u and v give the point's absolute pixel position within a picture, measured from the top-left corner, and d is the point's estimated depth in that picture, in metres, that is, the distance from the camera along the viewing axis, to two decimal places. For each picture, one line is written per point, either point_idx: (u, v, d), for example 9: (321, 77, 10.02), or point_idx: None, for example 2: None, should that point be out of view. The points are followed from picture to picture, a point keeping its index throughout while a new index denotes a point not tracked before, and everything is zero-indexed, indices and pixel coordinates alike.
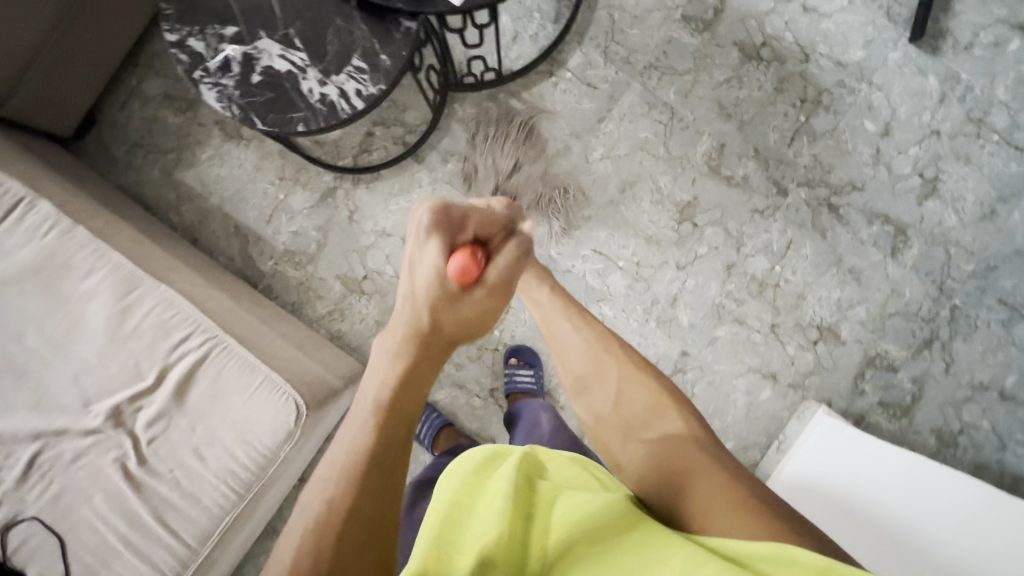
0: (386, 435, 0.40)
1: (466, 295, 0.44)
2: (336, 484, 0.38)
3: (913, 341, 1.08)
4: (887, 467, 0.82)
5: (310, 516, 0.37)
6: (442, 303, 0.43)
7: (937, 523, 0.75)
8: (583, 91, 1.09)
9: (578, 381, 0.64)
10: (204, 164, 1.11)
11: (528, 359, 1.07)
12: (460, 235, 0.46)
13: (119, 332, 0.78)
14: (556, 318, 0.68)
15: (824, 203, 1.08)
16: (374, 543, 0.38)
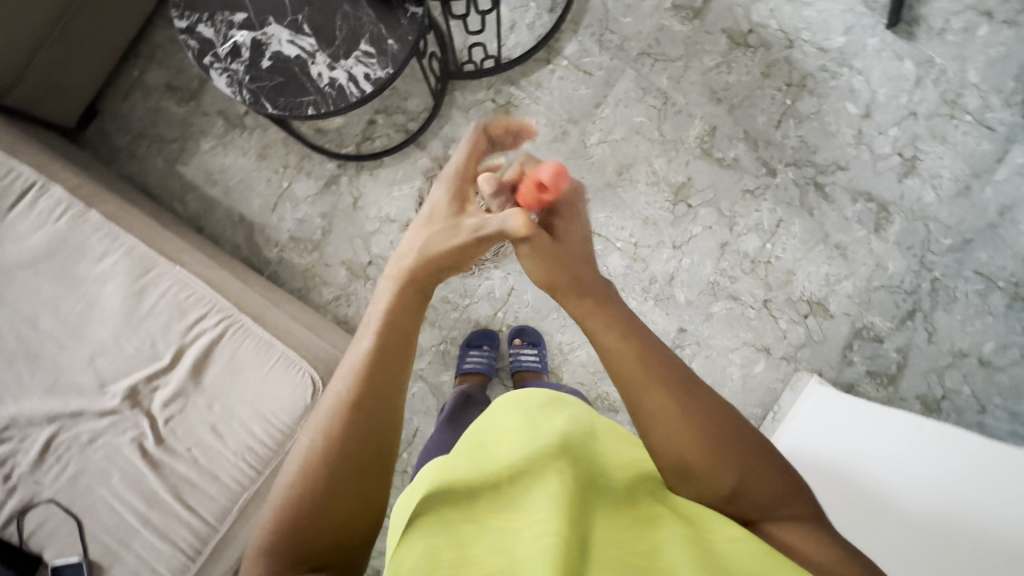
0: (390, 334, 0.44)
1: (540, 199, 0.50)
2: (345, 378, 0.43)
3: (897, 312, 1.13)
4: (887, 430, 0.88)
5: (329, 406, 0.42)
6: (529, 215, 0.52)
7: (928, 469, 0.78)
8: (579, 78, 1.12)
9: (683, 475, 0.45)
10: (207, 154, 1.13)
11: (531, 339, 1.10)
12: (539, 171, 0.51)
13: (135, 313, 0.80)
14: (647, 387, 0.45)
15: (811, 182, 1.13)
16: (379, 422, 0.42)
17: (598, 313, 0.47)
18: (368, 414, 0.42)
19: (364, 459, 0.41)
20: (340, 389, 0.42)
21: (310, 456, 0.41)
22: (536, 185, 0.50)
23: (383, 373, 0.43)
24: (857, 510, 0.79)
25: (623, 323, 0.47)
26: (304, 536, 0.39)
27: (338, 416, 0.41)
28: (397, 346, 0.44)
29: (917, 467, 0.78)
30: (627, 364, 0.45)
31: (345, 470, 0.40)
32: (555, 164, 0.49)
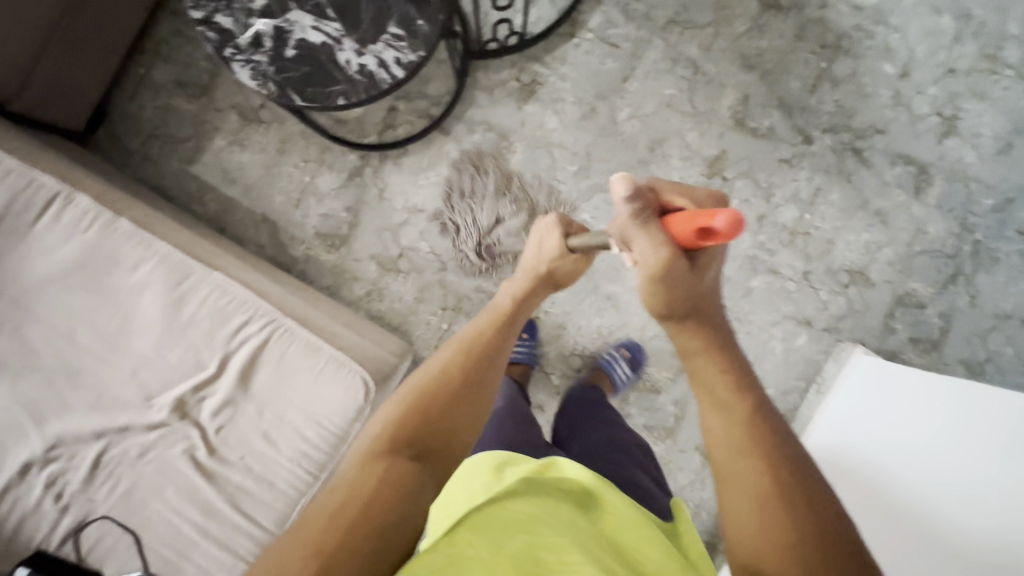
0: (509, 317, 0.64)
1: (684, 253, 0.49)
2: (469, 337, 0.60)
3: (939, 277, 1.11)
4: (910, 408, 0.91)
5: (457, 350, 0.59)
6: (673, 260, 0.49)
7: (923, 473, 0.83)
8: (605, 51, 1.08)
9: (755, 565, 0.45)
10: (224, 151, 1.08)
11: (634, 352, 1.08)
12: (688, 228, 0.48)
13: (176, 322, 0.77)
14: (744, 457, 0.48)
15: (849, 148, 1.10)
16: (490, 374, 0.58)
17: (715, 358, 0.52)
18: (479, 371, 0.58)
19: (467, 398, 0.56)
20: (460, 345, 0.59)
21: (434, 384, 0.55)
22: (698, 232, 0.47)
23: (492, 351, 0.60)
24: (882, 525, 0.84)
25: (740, 376, 0.52)
26: (418, 443, 0.51)
27: (462, 360, 0.58)
28: (503, 335, 0.62)
29: (942, 467, 0.82)
30: (733, 423, 0.50)
31: (457, 406, 0.55)
32: (731, 212, 0.43)
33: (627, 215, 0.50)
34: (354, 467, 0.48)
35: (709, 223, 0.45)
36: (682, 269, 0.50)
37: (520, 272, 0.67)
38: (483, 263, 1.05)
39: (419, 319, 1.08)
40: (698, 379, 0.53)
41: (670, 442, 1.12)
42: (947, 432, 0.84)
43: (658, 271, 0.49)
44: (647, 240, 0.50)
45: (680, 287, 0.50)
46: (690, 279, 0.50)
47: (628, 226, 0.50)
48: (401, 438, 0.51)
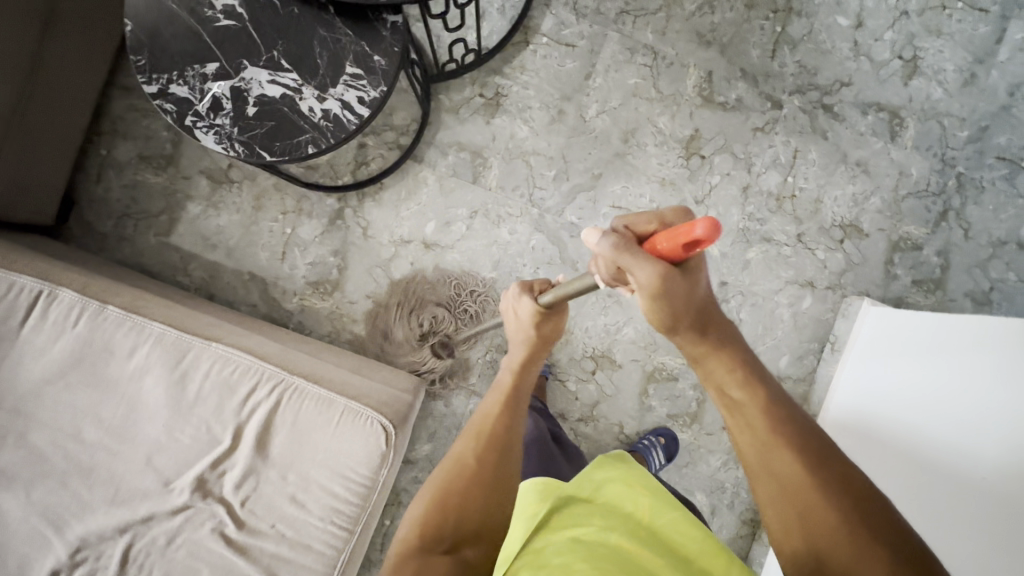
0: (515, 389, 0.66)
1: (671, 271, 0.48)
2: (481, 414, 0.64)
3: (930, 216, 1.12)
4: (905, 366, 0.91)
5: (470, 433, 0.62)
6: (663, 279, 0.48)
7: (933, 415, 0.83)
8: (563, 52, 1.08)
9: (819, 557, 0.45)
10: (200, 218, 1.07)
11: (671, 449, 1.08)
12: (659, 245, 0.49)
13: (181, 402, 0.75)
14: (772, 448, 0.48)
15: (819, 105, 1.10)
16: (507, 436, 0.61)
17: (721, 359, 0.52)
18: (495, 447, 0.60)
19: (495, 469, 0.59)
20: (472, 431, 0.62)
21: (451, 472, 0.59)
22: (684, 247, 0.46)
23: (503, 421, 0.62)
24: (906, 477, 0.83)
25: (748, 372, 0.52)
26: (449, 534, 0.55)
27: (473, 444, 0.60)
28: (513, 408, 0.64)
29: (951, 403, 0.81)
30: (755, 424, 0.49)
31: (479, 488, 0.57)
32: (706, 218, 0.42)
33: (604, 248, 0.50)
34: (393, 569, 0.53)
35: (688, 233, 0.44)
36: (675, 280, 0.49)
37: (514, 343, 0.69)
38: (441, 357, 1.06)
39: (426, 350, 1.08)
40: (709, 381, 0.53)
41: (696, 427, 1.11)
42: (939, 380, 0.84)
43: (655, 288, 0.49)
44: (640, 263, 0.49)
45: (678, 301, 0.50)
46: (683, 283, 0.50)
47: (609, 255, 0.50)
48: (429, 535, 0.55)
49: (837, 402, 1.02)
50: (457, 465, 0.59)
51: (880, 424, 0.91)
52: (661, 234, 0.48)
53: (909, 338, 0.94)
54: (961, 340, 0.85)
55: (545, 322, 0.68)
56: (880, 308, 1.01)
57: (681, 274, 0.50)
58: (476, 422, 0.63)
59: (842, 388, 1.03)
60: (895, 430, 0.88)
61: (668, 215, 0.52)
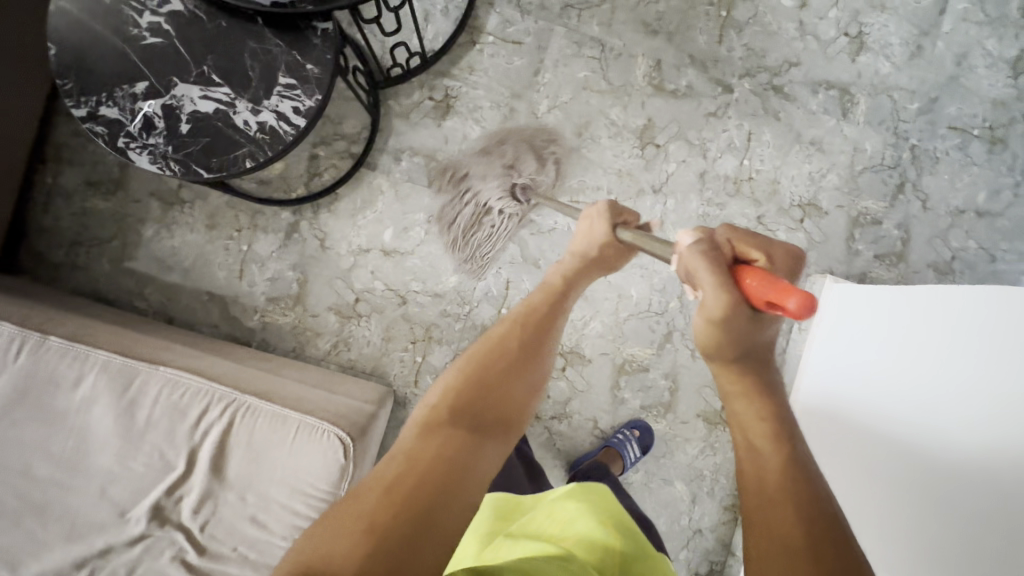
0: (563, 295, 0.72)
1: (745, 309, 0.48)
2: (534, 305, 0.70)
3: (887, 189, 1.12)
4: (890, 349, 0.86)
5: (520, 319, 0.68)
6: (732, 315, 0.48)
7: (912, 409, 0.78)
8: (510, 50, 1.07)
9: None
10: (153, 240, 1.05)
11: (647, 441, 1.08)
12: (747, 277, 0.48)
13: (132, 429, 0.74)
14: (774, 501, 0.48)
15: (769, 87, 1.10)
16: (547, 330, 0.67)
17: (752, 405, 0.53)
18: (535, 340, 0.66)
19: (533, 357, 0.64)
20: (518, 319, 0.68)
21: (493, 350, 0.64)
22: (769, 301, 0.46)
23: (549, 317, 0.69)
24: (883, 480, 0.81)
25: (776, 426, 0.52)
26: (477, 422, 0.56)
27: (517, 334, 0.66)
28: (557, 309, 0.70)
29: (931, 398, 0.76)
30: (766, 472, 0.50)
31: (514, 379, 0.62)
32: (805, 295, 0.43)
33: (692, 253, 0.50)
34: (413, 439, 0.53)
35: (782, 302, 0.44)
36: (741, 321, 0.49)
37: (574, 252, 0.74)
38: (521, 204, 1.05)
39: (393, 358, 1.07)
40: (734, 421, 0.54)
41: (671, 417, 1.10)
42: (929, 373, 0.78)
43: (719, 316, 0.48)
44: (714, 285, 0.48)
45: (734, 334, 0.50)
46: (749, 325, 0.49)
47: (695, 262, 0.50)
48: (456, 413, 0.56)
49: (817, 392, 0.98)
50: (502, 357, 0.63)
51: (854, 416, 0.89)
52: (750, 273, 0.48)
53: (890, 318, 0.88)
54: (945, 320, 0.78)
55: (611, 246, 0.72)
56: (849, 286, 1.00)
57: (750, 319, 0.49)
58: (522, 313, 0.68)
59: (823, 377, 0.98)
60: (874, 424, 0.84)
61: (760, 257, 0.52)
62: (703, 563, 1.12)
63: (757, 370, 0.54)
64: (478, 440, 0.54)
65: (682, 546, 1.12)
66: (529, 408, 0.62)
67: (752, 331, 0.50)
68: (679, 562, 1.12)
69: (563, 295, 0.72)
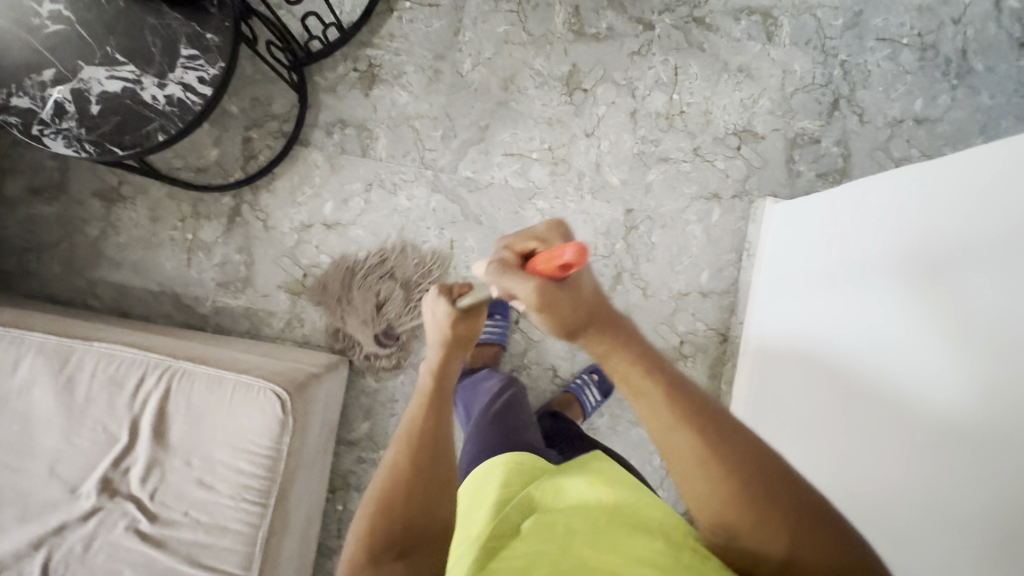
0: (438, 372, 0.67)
1: (556, 287, 0.52)
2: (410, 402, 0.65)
3: (822, 108, 1.12)
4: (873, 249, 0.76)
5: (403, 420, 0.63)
6: (546, 301, 0.51)
7: (846, 354, 0.77)
8: (428, 13, 1.09)
9: (744, 559, 0.48)
10: (101, 239, 1.07)
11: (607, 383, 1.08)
12: (538, 269, 0.52)
13: (73, 406, 0.75)
14: (675, 428, 0.49)
15: (690, 19, 1.10)
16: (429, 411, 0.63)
17: (624, 354, 0.51)
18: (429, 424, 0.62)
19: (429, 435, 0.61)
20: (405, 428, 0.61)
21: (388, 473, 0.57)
22: (560, 266, 0.51)
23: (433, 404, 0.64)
24: (822, 415, 0.81)
25: (652, 360, 0.51)
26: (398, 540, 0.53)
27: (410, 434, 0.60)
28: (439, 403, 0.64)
29: (860, 342, 0.75)
30: (659, 407, 0.49)
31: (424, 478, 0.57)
32: (574, 243, 0.49)
33: (489, 273, 0.54)
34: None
35: (560, 258, 0.50)
36: (559, 293, 0.52)
37: (429, 346, 0.70)
38: (392, 346, 1.08)
39: (347, 329, 1.09)
40: (615, 375, 0.52)
41: None
42: (894, 313, 0.69)
43: (537, 305, 0.52)
44: (519, 288, 0.52)
45: (569, 312, 0.52)
46: (568, 297, 0.52)
47: (500, 280, 0.54)
48: (378, 541, 0.53)
49: (780, 339, 0.97)
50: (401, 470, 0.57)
51: (824, 332, 0.83)
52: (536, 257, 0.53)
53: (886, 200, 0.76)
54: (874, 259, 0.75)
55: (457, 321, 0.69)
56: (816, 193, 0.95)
57: (567, 287, 0.52)
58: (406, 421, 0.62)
59: (784, 322, 0.97)
60: (819, 364, 0.84)
61: (541, 236, 0.57)
62: (680, 501, 1.12)
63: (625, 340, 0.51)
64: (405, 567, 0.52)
65: (657, 486, 1.12)
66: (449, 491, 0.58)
67: (580, 294, 0.53)
68: None
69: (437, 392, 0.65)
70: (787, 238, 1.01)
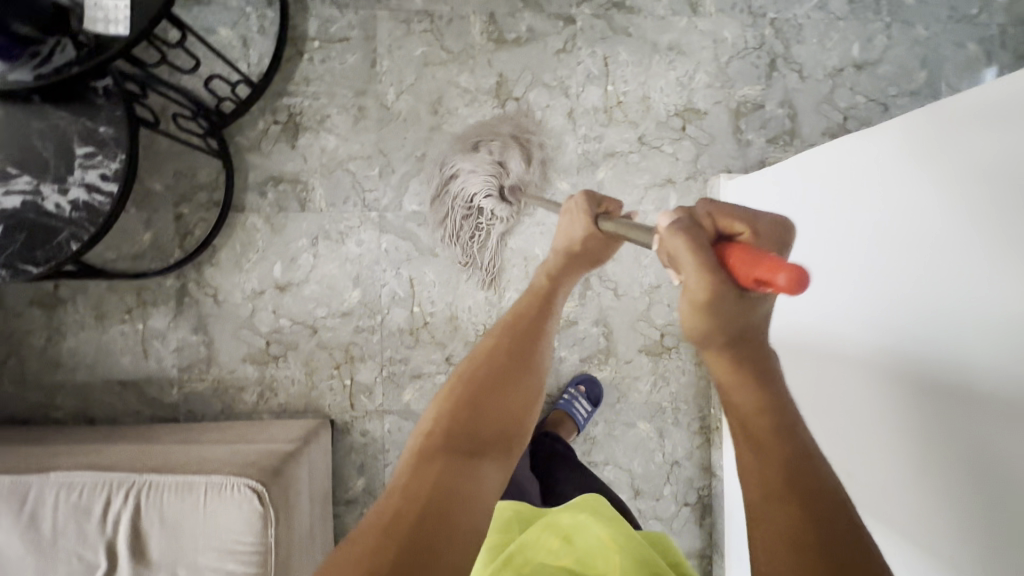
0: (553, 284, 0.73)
1: (736, 293, 0.40)
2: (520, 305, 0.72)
3: (760, 71, 1.09)
4: (846, 206, 0.69)
5: (504, 323, 0.69)
6: (714, 302, 0.40)
7: (837, 318, 0.71)
8: (340, 49, 1.04)
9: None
10: (48, 347, 1.03)
11: (593, 390, 1.07)
12: (726, 260, 0.40)
13: (42, 542, 0.72)
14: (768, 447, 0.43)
15: (609, 5, 1.06)
16: (535, 319, 0.69)
17: (752, 379, 0.45)
18: (526, 342, 0.66)
19: (527, 344, 0.66)
20: (503, 328, 0.68)
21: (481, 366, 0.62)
22: (753, 282, 0.38)
23: (535, 313, 0.70)
24: (825, 398, 0.72)
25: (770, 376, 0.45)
26: (467, 439, 0.54)
27: (504, 340, 0.66)
28: (542, 312, 0.70)
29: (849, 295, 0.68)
30: (755, 414, 0.44)
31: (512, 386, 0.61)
32: (793, 267, 0.34)
33: (674, 238, 0.42)
34: (413, 467, 0.50)
35: (761, 277, 0.36)
36: (728, 302, 0.40)
37: (552, 251, 0.75)
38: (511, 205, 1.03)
39: (322, 389, 1.05)
40: (726, 391, 0.46)
41: (613, 360, 1.09)
42: (876, 249, 0.63)
43: (699, 303, 0.41)
44: (691, 266, 0.41)
45: (722, 321, 0.42)
46: (737, 311, 0.41)
47: (681, 250, 0.42)
48: (453, 437, 0.54)
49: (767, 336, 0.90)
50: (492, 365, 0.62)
51: (812, 302, 0.77)
52: (726, 252, 0.40)
53: (851, 152, 0.69)
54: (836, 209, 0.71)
55: (593, 238, 0.70)
56: (769, 168, 0.92)
57: (741, 300, 0.41)
58: (506, 325, 0.68)
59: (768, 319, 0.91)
60: (812, 342, 0.76)
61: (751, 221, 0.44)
62: (690, 492, 1.11)
63: (754, 361, 0.45)
64: (470, 461, 0.52)
65: (665, 482, 1.11)
66: (527, 410, 0.62)
67: (752, 312, 0.42)
68: (666, 498, 1.11)
69: (542, 306, 0.71)
70: None
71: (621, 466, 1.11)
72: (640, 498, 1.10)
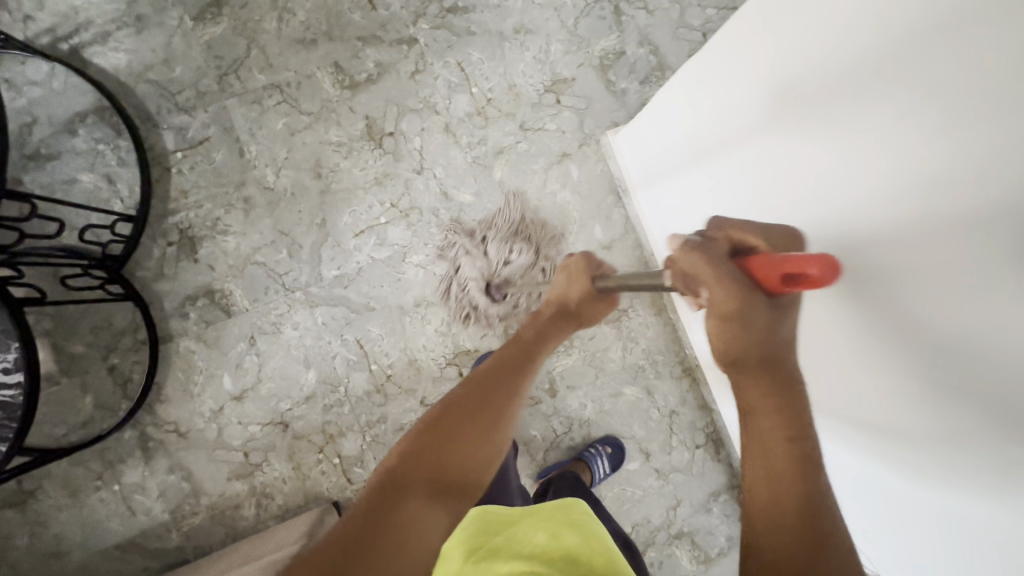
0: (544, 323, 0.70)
1: (759, 293, 0.45)
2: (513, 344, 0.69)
3: (608, 21, 1.10)
4: (758, 154, 0.63)
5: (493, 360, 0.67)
6: (741, 300, 0.45)
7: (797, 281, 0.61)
8: (204, 152, 1.03)
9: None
10: (34, 542, 1.00)
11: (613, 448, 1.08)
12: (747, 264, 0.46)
13: None
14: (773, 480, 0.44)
15: (444, 13, 1.07)
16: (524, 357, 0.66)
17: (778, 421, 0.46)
18: (512, 378, 0.63)
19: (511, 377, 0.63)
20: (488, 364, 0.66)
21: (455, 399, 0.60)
22: (783, 277, 0.41)
23: (520, 352, 0.67)
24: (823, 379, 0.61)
25: (784, 412, 0.46)
26: (426, 478, 0.50)
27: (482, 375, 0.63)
28: (529, 353, 0.67)
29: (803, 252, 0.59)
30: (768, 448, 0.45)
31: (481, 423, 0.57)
32: (820, 256, 0.37)
33: (689, 256, 0.49)
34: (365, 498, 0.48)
35: (795, 267, 0.39)
36: (752, 307, 0.45)
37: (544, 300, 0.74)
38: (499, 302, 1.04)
39: (315, 476, 1.04)
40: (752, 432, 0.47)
41: (577, 342, 1.10)
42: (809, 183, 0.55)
43: (729, 307, 0.46)
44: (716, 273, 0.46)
45: (753, 327, 0.46)
46: (762, 315, 0.45)
47: (701, 265, 0.48)
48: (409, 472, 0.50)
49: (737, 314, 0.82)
50: (461, 404, 0.58)
51: None
52: (754, 258, 0.45)
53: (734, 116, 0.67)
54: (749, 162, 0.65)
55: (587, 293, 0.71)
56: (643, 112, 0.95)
57: (766, 305, 0.45)
58: (488, 364, 0.66)
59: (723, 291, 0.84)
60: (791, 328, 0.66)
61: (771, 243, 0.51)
62: (697, 434, 1.12)
63: (785, 393, 0.47)
64: (420, 506, 0.47)
65: (670, 434, 1.12)
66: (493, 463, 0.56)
67: (773, 319, 0.46)
68: (677, 448, 1.12)
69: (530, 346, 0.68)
70: (639, 160, 1.00)
71: (624, 436, 1.11)
72: (653, 458, 1.11)
